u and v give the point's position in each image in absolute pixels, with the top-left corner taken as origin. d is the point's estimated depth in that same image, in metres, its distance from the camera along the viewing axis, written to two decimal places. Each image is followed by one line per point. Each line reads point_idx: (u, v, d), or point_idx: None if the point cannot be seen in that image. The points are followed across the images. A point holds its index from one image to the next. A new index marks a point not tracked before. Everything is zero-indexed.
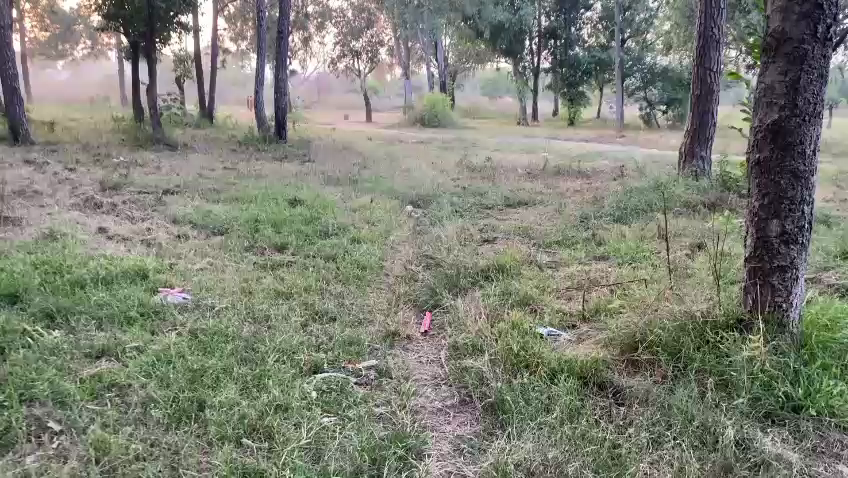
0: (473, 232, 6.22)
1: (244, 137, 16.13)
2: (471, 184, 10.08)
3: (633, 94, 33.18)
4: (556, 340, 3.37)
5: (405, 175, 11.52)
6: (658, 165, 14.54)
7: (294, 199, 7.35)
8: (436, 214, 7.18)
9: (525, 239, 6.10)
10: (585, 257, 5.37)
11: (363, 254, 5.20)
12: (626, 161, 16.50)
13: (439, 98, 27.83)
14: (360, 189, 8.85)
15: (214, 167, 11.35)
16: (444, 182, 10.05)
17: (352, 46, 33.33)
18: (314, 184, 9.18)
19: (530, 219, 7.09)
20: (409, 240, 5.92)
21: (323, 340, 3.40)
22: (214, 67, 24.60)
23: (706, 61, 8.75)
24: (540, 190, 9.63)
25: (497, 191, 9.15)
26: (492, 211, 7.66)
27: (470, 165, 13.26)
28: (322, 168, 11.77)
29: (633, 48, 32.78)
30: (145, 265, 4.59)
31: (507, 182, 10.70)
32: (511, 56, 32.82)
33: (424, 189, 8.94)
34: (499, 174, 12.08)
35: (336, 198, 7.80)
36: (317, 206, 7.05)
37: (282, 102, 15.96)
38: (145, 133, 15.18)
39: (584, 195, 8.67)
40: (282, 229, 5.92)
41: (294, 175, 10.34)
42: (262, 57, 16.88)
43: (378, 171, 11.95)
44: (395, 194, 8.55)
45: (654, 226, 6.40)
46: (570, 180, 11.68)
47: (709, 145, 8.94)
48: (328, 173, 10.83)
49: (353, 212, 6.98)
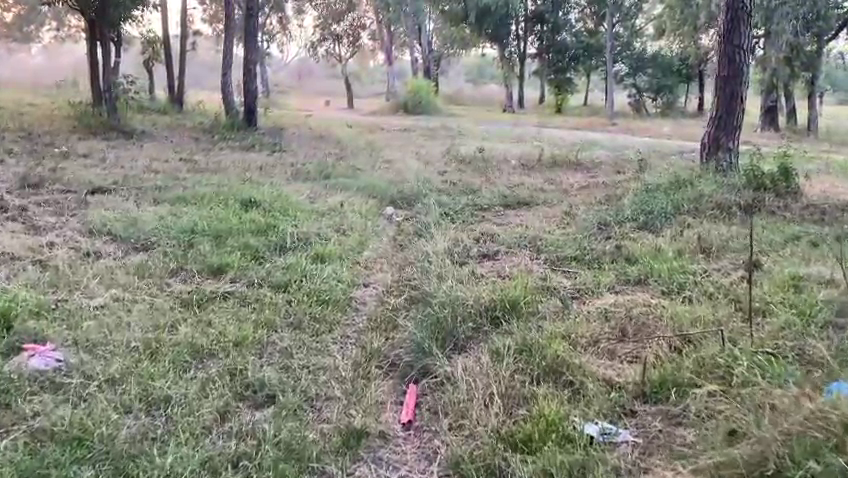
0: (467, 245, 4.98)
1: (210, 124, 14.75)
2: (461, 179, 8.85)
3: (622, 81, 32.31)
4: (611, 451, 2.15)
5: (386, 169, 10.23)
6: (660, 157, 13.43)
7: (248, 200, 6.07)
8: (419, 218, 5.93)
9: (534, 253, 4.88)
10: (615, 282, 4.13)
11: (325, 281, 3.93)
12: (626, 150, 15.32)
13: (423, 84, 26.51)
14: (331, 186, 7.57)
15: (169, 158, 10.01)
16: (431, 177, 8.79)
17: (333, 30, 31.91)
18: (279, 180, 7.90)
19: (535, 224, 5.86)
20: (389, 257, 4.65)
21: (247, 449, 2.17)
22: (184, 50, 23.11)
23: (734, 36, 7.46)
24: (539, 186, 8.40)
25: (491, 188, 7.91)
26: (487, 214, 6.41)
27: (458, 157, 12.01)
28: (294, 160, 10.52)
29: (622, 34, 31.57)
30: (16, 304, 3.28)
31: (501, 176, 9.49)
32: (497, 41, 31.52)
33: (407, 185, 7.71)
34: (491, 166, 10.83)
35: (302, 198, 6.53)
36: (277, 209, 5.78)
37: (251, 86, 14.58)
38: (99, 119, 13.74)
39: (593, 193, 7.44)
40: (225, 244, 4.64)
41: (257, 168, 9.04)
42: (231, 37, 15.49)
43: (356, 164, 10.66)
44: (372, 191, 7.31)
45: (689, 236, 5.20)
46: (571, 174, 10.46)
47: (737, 135, 7.69)
48: (299, 166, 9.53)
49: (320, 217, 5.71)
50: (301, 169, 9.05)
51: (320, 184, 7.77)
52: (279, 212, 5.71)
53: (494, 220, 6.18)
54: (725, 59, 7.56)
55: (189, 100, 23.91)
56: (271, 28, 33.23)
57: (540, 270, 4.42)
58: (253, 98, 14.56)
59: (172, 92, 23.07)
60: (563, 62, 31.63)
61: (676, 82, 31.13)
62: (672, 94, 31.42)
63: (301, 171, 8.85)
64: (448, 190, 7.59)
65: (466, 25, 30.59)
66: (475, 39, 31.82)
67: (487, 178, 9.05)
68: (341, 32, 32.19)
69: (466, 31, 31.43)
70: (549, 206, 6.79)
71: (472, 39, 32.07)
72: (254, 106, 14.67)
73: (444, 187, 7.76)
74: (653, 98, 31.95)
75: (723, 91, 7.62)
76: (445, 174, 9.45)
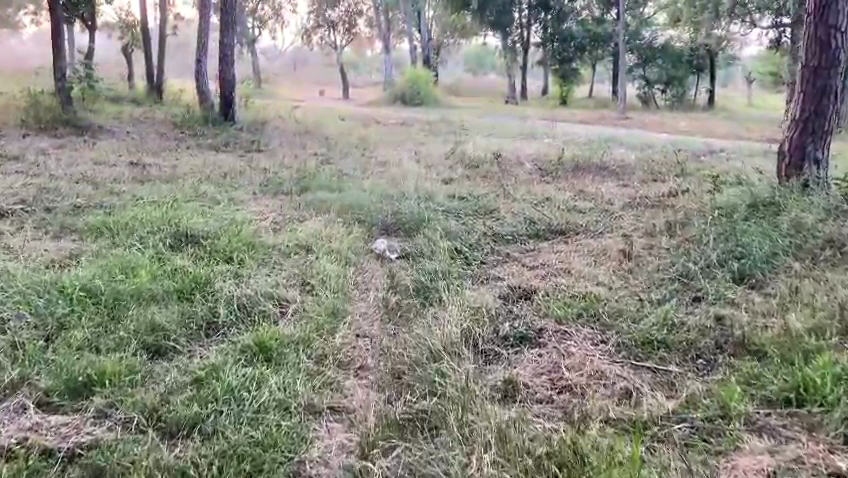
0: (496, 317, 3.31)
1: (182, 116, 13.02)
2: (470, 190, 7.19)
3: (630, 72, 30.67)
4: None
5: (378, 176, 8.55)
6: (690, 160, 11.79)
7: (184, 233, 4.41)
8: (421, 262, 4.26)
9: (598, 333, 3.24)
10: (749, 408, 2.48)
11: (260, 419, 2.28)
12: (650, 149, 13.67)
13: (422, 74, 24.82)
14: (305, 204, 5.88)
15: (119, 161, 8.31)
16: (433, 188, 7.11)
17: (328, 16, 30.18)
18: (240, 194, 6.28)
19: (583, 268, 4.25)
20: (380, 347, 3.00)
21: None
22: (163, 34, 21.32)
23: (830, 14, 5.71)
24: (570, 201, 6.70)
25: (510, 206, 6.23)
26: (515, 252, 4.73)
27: (463, 159, 10.34)
28: (273, 163, 8.95)
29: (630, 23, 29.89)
30: None
31: (521, 186, 7.81)
32: (499, 29, 29.73)
33: (406, 202, 6.09)
34: (505, 172, 9.12)
35: (262, 228, 4.86)
36: (223, 247, 4.13)
37: (228, 74, 12.90)
38: (53, 110, 12.01)
39: (645, 217, 5.76)
40: (117, 326, 2.96)
41: (219, 176, 7.36)
42: (207, 17, 13.74)
43: (343, 168, 8.98)
44: (359, 212, 5.63)
45: (818, 298, 3.53)
46: (598, 182, 8.76)
47: (827, 142, 6.03)
48: (275, 172, 7.86)
49: (283, 263, 4.06)
50: (275, 177, 7.34)
51: (291, 200, 6.09)
52: (225, 255, 4.05)
53: (525, 262, 4.51)
54: (815, 44, 5.84)
55: (169, 88, 22.14)
56: (261, 13, 31.44)
57: (617, 379, 2.78)
58: (230, 86, 12.87)
59: (150, 80, 21.30)
60: (566, 52, 29.58)
61: (685, 74, 29.77)
62: (681, 87, 29.96)
63: (273, 180, 7.19)
64: (458, 210, 5.91)
65: (467, 12, 28.79)
66: (476, 27, 30.05)
67: (500, 190, 7.41)
68: (336, 19, 30.40)
69: (466, 17, 29.60)
70: (595, 236, 5.12)
71: (473, 26, 30.24)
72: (230, 96, 12.97)
73: (451, 205, 6.08)
74: (662, 90, 30.27)
75: (810, 85, 5.92)
76: (450, 183, 7.79)
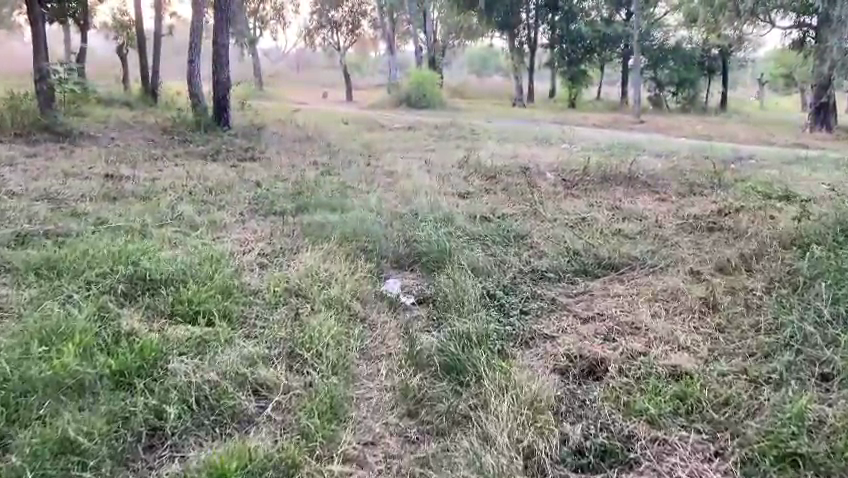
0: (560, 419, 2.37)
1: (173, 121, 12.10)
2: (491, 207, 6.28)
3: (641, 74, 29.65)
4: None
5: (386, 189, 7.62)
6: (721, 170, 10.86)
7: (143, 275, 3.44)
8: (447, 316, 3.31)
9: (706, 443, 2.29)
10: None
11: None
12: (674, 157, 12.77)
13: (428, 75, 23.88)
14: (299, 228, 4.95)
15: (95, 171, 7.43)
16: (450, 206, 6.18)
17: (330, 16, 29.23)
18: (227, 215, 5.37)
19: (657, 324, 3.30)
20: (397, 475, 2.07)
21: None
22: (158, 34, 20.37)
23: None
24: (610, 222, 5.77)
25: (543, 230, 5.29)
26: (564, 297, 3.77)
27: (477, 168, 9.44)
28: (267, 173, 8.05)
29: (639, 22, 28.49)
30: None
31: (549, 202, 6.89)
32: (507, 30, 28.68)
33: (421, 225, 5.16)
34: (525, 184, 8.22)
35: (245, 268, 3.92)
36: (190, 298, 3.19)
37: (222, 75, 11.94)
38: (33, 114, 11.12)
39: (707, 247, 4.81)
40: (14, 447, 2.02)
41: (204, 191, 6.46)
42: (200, 14, 12.76)
43: (347, 180, 8.07)
44: (364, 239, 4.70)
45: None
46: (630, 196, 7.85)
47: None
48: (269, 185, 6.97)
49: (267, 322, 3.12)
50: (267, 192, 6.42)
51: (285, 222, 5.17)
52: (189, 310, 3.11)
53: (578, 314, 3.55)
54: None
55: (165, 91, 21.20)
56: (263, 14, 30.63)
57: None
58: (223, 89, 11.92)
59: (145, 81, 20.41)
60: (574, 53, 28.69)
61: (697, 76, 28.90)
62: (693, 89, 29.25)
63: (268, 195, 6.29)
64: (484, 234, 4.98)
65: (473, 12, 27.82)
66: (483, 27, 29.03)
67: (525, 207, 6.49)
68: (339, 19, 29.40)
69: (472, 17, 28.70)
70: (654, 275, 4.16)
71: (479, 26, 29.36)
72: (225, 100, 12.01)
73: (475, 228, 5.14)
74: (673, 92, 29.46)
75: None
76: (468, 199, 6.88)
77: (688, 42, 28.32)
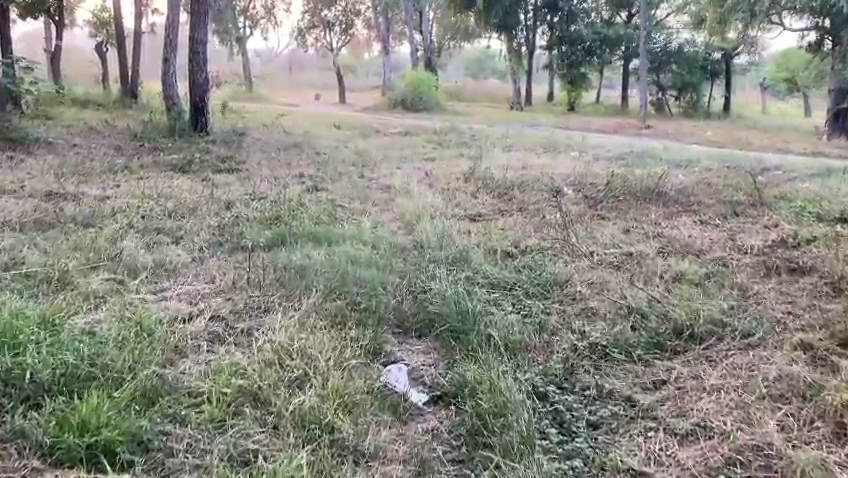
0: None
1: (146, 125, 10.94)
2: (513, 238, 5.16)
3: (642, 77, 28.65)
4: None
5: (384, 211, 6.52)
6: (752, 183, 9.83)
7: (20, 377, 2.28)
8: (484, 447, 2.19)
9: None
10: None
11: None
12: (693, 167, 11.73)
13: (424, 76, 22.79)
14: (271, 273, 3.81)
15: (40, 186, 6.32)
16: (464, 237, 5.08)
17: (323, 16, 28.13)
18: (181, 254, 4.24)
19: (801, 459, 2.18)
20: None
21: None
22: (138, 32, 19.14)
23: None
24: (665, 259, 4.64)
25: (586, 275, 4.16)
26: (642, 394, 2.65)
27: (487, 181, 8.38)
28: (246, 189, 6.96)
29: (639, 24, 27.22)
30: None
31: (580, 228, 5.79)
32: (505, 32, 27.47)
33: (432, 268, 4.03)
34: (545, 203, 7.13)
35: (186, 349, 2.78)
36: (84, 420, 2.06)
37: (199, 77, 10.77)
38: None
39: (804, 304, 3.68)
40: None
41: (163, 215, 5.34)
42: (177, 9, 11.57)
43: (338, 198, 6.97)
44: (358, 291, 3.55)
45: None
46: (668, 219, 6.77)
47: None
48: (244, 207, 5.86)
49: (204, 464, 1.99)
50: (239, 217, 5.30)
51: (256, 264, 4.03)
52: (80, 444, 1.98)
53: (670, 428, 2.43)
54: None
55: (147, 92, 20.00)
56: (254, 13, 29.55)
57: None
58: (201, 91, 10.76)
59: (124, 81, 19.25)
60: (575, 55, 27.49)
61: (700, 79, 27.70)
62: (696, 93, 28.10)
63: (239, 221, 5.15)
64: (516, 283, 3.84)
65: (470, 12, 26.73)
66: (481, 27, 27.92)
67: (551, 236, 5.39)
68: (332, 19, 28.31)
69: (471, 17, 27.64)
70: (753, 352, 3.04)
71: (477, 27, 28.30)
72: (203, 104, 10.83)
73: (501, 273, 4.00)
74: (676, 95, 28.34)
75: None
76: (479, 225, 5.77)
77: (692, 45, 27.28)
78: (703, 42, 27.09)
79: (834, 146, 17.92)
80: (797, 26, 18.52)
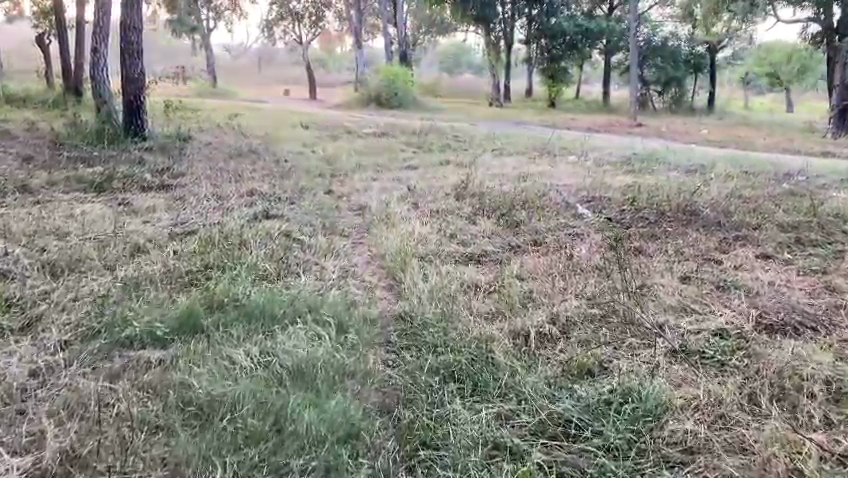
0: None
1: (69, 128, 9.15)
2: (544, 306, 3.57)
3: (624, 72, 27.06)
4: None
5: (356, 250, 4.90)
6: (785, 196, 8.38)
7: None
8: None
9: None
10: None
11: None
12: (706, 174, 10.30)
13: (400, 70, 21.06)
14: (153, 419, 2.16)
15: None
16: (474, 308, 3.47)
17: (292, 8, 26.28)
18: (15, 365, 2.54)
19: None
20: None
21: None
22: (81, 22, 17.14)
23: None
24: (782, 344, 3.06)
25: (688, 391, 2.56)
26: None
27: (484, 198, 6.84)
28: (177, 217, 5.33)
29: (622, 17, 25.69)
30: None
31: (626, 277, 4.21)
32: (484, 26, 25.79)
33: (438, 396, 2.39)
34: (564, 233, 5.58)
35: None
36: None
37: (133, 71, 8.96)
38: None
39: None
40: None
41: (28, 271, 3.65)
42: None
43: (297, 227, 5.34)
44: (307, 471, 1.92)
45: None
46: (723, 253, 5.27)
47: None
48: (159, 252, 4.20)
49: None
50: (138, 275, 3.64)
51: (134, 389, 2.38)
52: None
53: None
54: None
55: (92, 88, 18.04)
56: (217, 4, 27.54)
57: None
58: (134, 88, 8.97)
59: (66, 77, 17.27)
60: (555, 50, 25.61)
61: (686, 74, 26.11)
62: (679, 88, 26.46)
63: (133, 287, 3.48)
64: (587, 425, 2.24)
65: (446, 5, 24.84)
66: (458, 20, 26.17)
67: (594, 297, 3.80)
68: (302, 11, 26.49)
69: (447, 10, 25.99)
70: None
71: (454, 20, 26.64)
72: (137, 104, 9.05)
73: (557, 399, 2.39)
74: (660, 91, 26.79)
75: None
76: (488, 277, 4.15)
77: (675, 39, 25.92)
78: (686, 34, 25.78)
79: (838, 144, 16.57)
80: (793, 20, 17.18)
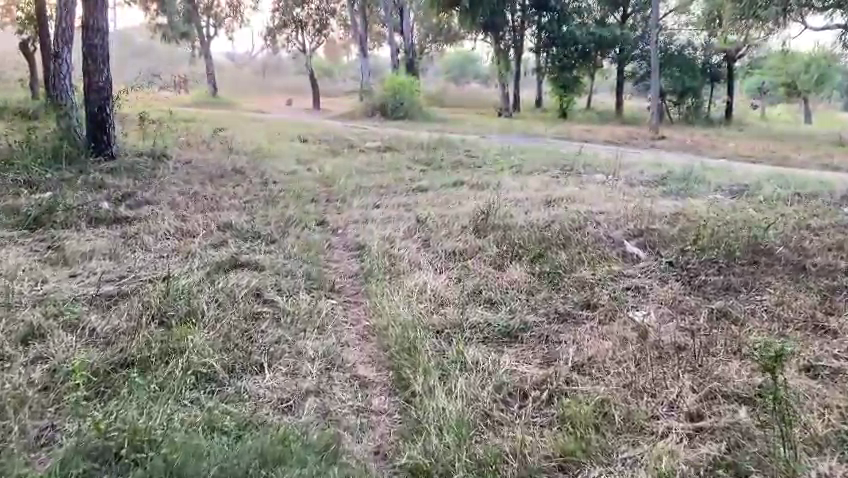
0: None
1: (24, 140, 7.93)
2: (634, 447, 2.32)
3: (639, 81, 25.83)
4: None
5: (351, 318, 3.63)
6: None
7: None
8: None
9: None
10: None
11: None
12: (753, 195, 9.06)
13: (407, 79, 19.85)
14: None
15: None
16: (528, 454, 2.21)
17: (294, 15, 25.13)
18: None
19: None
20: None
21: None
22: None
23: None
24: None
25: None
26: None
27: (511, 234, 5.58)
28: (118, 267, 4.09)
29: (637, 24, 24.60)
30: None
31: (734, 374, 2.95)
32: (492, 31, 23.88)
33: None
34: (622, 287, 4.31)
35: None
36: None
37: (99, 79, 7.75)
38: None
39: None
40: None
41: None
42: None
43: (274, 280, 4.08)
44: None
45: None
46: (833, 316, 3.99)
47: None
48: (64, 335, 2.96)
49: None
50: (5, 388, 2.38)
51: None
52: None
53: None
54: None
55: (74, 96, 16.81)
56: (217, 11, 26.22)
57: None
58: (100, 97, 7.78)
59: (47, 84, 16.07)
60: (567, 58, 24.39)
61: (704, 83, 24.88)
62: (696, 99, 25.03)
63: None
64: None
65: (454, 12, 23.51)
66: (466, 28, 24.98)
67: (702, 422, 2.53)
68: (305, 19, 25.36)
69: (454, 17, 24.70)
70: None
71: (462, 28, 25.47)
72: (103, 115, 7.85)
73: None
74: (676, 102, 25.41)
75: None
76: (537, 373, 2.88)
77: (691, 48, 24.57)
78: (702, 44, 24.44)
79: None
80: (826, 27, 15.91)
